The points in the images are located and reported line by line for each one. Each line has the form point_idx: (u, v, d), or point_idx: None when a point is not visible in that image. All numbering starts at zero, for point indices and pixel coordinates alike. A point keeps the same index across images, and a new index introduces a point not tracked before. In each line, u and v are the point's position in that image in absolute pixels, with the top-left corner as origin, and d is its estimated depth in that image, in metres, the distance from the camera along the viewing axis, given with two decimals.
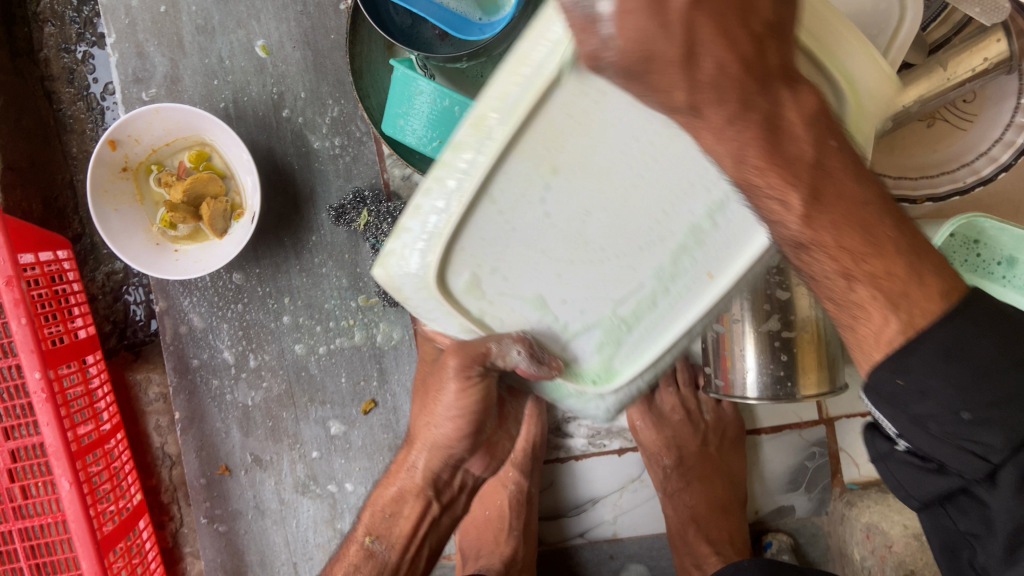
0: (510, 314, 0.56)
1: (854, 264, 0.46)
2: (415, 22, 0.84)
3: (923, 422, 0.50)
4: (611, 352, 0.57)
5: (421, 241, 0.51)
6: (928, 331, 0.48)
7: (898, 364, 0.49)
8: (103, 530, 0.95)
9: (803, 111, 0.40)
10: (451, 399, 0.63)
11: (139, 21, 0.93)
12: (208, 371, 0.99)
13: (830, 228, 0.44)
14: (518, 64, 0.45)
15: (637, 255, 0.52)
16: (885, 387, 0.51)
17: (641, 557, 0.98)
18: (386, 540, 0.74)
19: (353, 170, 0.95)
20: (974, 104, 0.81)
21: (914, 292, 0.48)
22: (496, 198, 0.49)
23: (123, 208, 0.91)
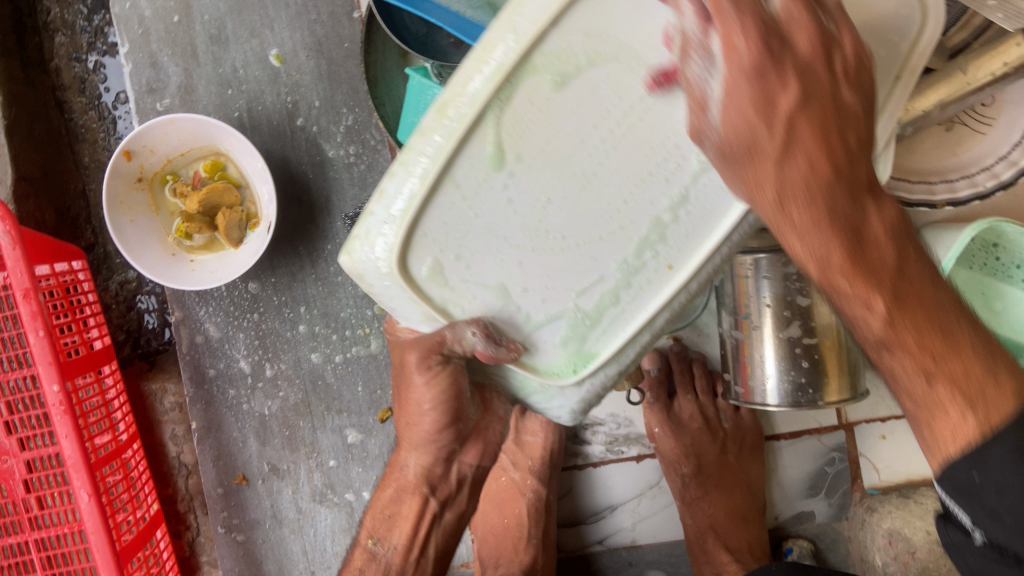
0: (472, 301, 0.56)
1: (934, 365, 0.50)
2: (430, 30, 0.83)
3: (998, 515, 0.48)
4: (581, 336, 0.58)
5: (382, 224, 0.53)
6: (1002, 432, 0.48)
7: (974, 456, 0.49)
8: (122, 541, 0.95)
9: (885, 223, 0.49)
10: (423, 393, 0.64)
11: (153, 31, 0.93)
12: (224, 380, 0.99)
13: (908, 332, 0.50)
14: (483, 53, 0.48)
15: (597, 245, 0.55)
16: (958, 478, 0.50)
17: (660, 564, 0.98)
18: (386, 542, 0.75)
19: (368, 178, 0.94)
20: (993, 108, 0.80)
21: (992, 392, 0.49)
22: (459, 182, 0.52)
23: (139, 219, 0.91)
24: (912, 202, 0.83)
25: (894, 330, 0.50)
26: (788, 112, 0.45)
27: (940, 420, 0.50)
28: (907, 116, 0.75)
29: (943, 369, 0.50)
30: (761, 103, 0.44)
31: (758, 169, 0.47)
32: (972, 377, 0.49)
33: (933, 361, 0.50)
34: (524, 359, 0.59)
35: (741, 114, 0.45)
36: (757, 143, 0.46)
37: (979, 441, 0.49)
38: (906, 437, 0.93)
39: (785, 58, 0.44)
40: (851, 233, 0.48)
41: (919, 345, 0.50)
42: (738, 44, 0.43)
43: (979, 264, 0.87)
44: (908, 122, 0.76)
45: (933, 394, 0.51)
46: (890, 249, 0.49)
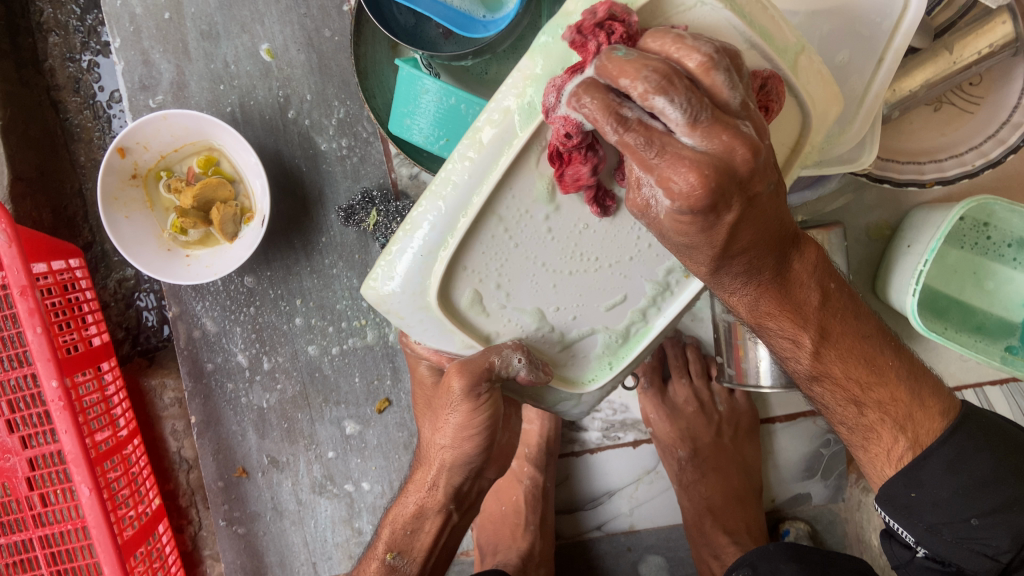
0: (507, 325, 0.61)
1: (861, 394, 0.62)
2: (419, 21, 0.84)
3: (937, 529, 0.61)
4: (618, 351, 0.65)
5: (416, 254, 0.55)
6: (933, 447, 0.61)
7: (910, 479, 0.62)
8: (124, 535, 0.96)
9: (808, 266, 0.57)
10: (460, 419, 0.65)
11: (144, 28, 0.94)
12: (222, 374, 0.99)
13: (836, 364, 0.62)
14: (521, 84, 0.50)
15: (626, 265, 0.60)
16: (899, 499, 0.62)
17: (658, 549, 0.98)
18: (408, 555, 0.74)
19: (361, 170, 0.95)
20: (981, 87, 0.81)
21: (918, 414, 0.62)
22: (501, 215, 0.55)
23: (134, 215, 0.92)
24: (902, 182, 0.81)
25: (822, 364, 0.62)
26: (731, 224, 0.46)
27: (874, 444, 0.64)
28: (895, 96, 0.75)
29: (871, 396, 0.62)
30: (703, 228, 0.46)
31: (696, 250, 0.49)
32: (899, 402, 0.62)
33: (861, 390, 0.62)
34: (560, 372, 0.65)
35: (687, 225, 0.45)
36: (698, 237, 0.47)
37: (912, 457, 0.62)
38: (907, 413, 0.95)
39: (731, 182, 0.42)
40: (776, 281, 0.56)
41: (846, 375, 0.62)
42: (681, 197, 0.42)
43: (970, 244, 0.87)
44: (897, 104, 0.76)
45: (863, 418, 0.63)
46: (813, 288, 0.58)
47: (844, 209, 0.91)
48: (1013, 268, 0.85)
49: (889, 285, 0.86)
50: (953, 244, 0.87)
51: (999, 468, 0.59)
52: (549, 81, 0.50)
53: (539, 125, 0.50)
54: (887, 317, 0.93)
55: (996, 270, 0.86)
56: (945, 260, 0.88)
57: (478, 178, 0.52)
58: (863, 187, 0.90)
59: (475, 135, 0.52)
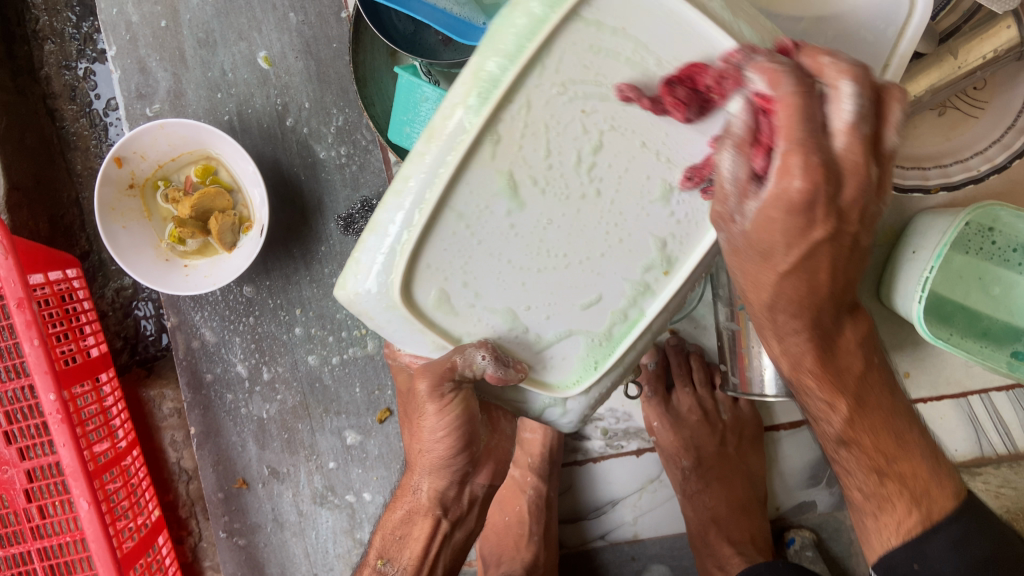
0: (477, 324, 0.57)
1: (887, 464, 0.62)
2: (418, 28, 0.83)
3: None
4: (599, 352, 0.61)
5: (382, 254, 0.53)
6: (942, 523, 0.62)
7: (915, 551, 0.62)
8: (123, 548, 0.95)
9: (857, 335, 0.58)
10: (434, 420, 0.64)
11: (140, 37, 0.93)
12: (221, 385, 0.98)
13: (867, 435, 0.62)
14: (470, 79, 0.49)
15: (596, 261, 0.56)
16: (901, 568, 0.63)
17: (663, 558, 0.97)
18: (397, 563, 0.73)
19: (360, 178, 0.94)
20: (985, 91, 0.81)
21: (934, 491, 0.63)
22: (461, 211, 0.52)
23: (131, 225, 0.91)
24: (906, 187, 0.81)
25: (853, 430, 0.62)
26: (815, 241, 0.47)
27: (887, 514, 0.63)
28: None
29: (894, 468, 0.63)
30: (795, 232, 0.46)
31: (759, 272, 0.51)
32: (918, 477, 0.63)
33: (886, 461, 0.62)
34: (535, 375, 0.61)
35: (770, 233, 0.47)
36: (772, 251, 0.48)
37: (920, 531, 0.62)
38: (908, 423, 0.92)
39: (834, 196, 0.45)
40: (823, 345, 0.56)
41: (874, 446, 0.62)
42: (793, 192, 0.43)
43: (975, 249, 0.86)
44: None
45: (883, 488, 0.63)
46: (856, 357, 0.59)
47: None
48: (1018, 273, 0.85)
49: (894, 292, 0.86)
50: (958, 249, 0.87)
51: (995, 554, 0.61)
52: (500, 71, 0.48)
53: (491, 115, 0.48)
54: (889, 326, 0.92)
55: (1001, 275, 0.86)
56: (950, 266, 0.87)
57: (433, 174, 0.50)
58: None
59: (431, 131, 0.50)
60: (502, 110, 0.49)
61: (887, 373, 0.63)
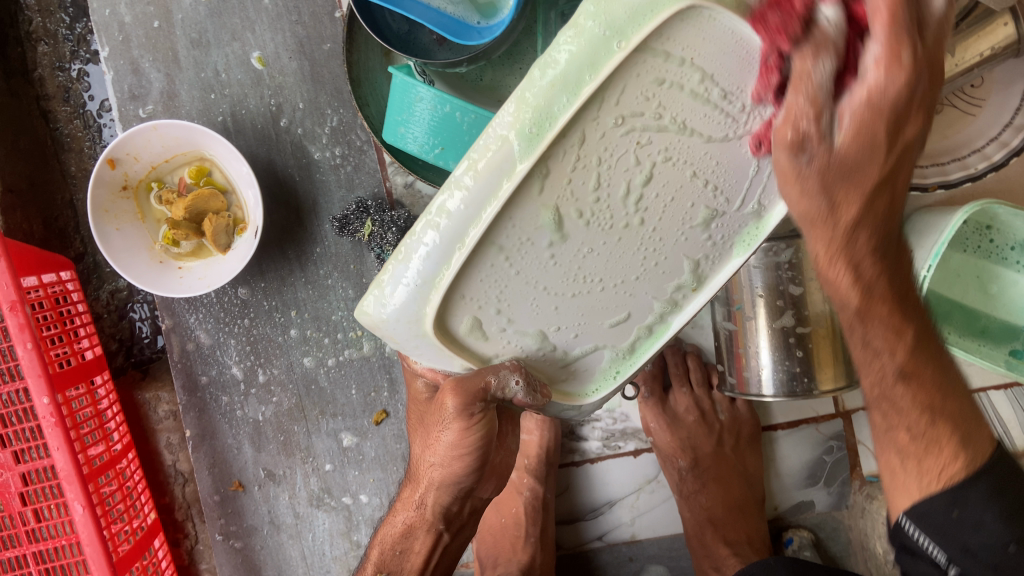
0: (506, 346, 0.59)
1: (939, 401, 0.52)
2: (412, 28, 0.83)
3: (972, 551, 0.50)
4: (621, 362, 0.65)
5: (408, 283, 0.51)
6: (985, 468, 0.50)
7: (954, 498, 0.50)
8: (119, 551, 0.95)
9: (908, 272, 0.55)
10: (452, 437, 0.64)
11: (133, 37, 0.93)
12: (216, 388, 0.98)
13: (922, 367, 0.53)
14: (517, 113, 0.46)
15: (630, 284, 0.57)
16: (935, 518, 0.51)
17: (661, 559, 0.97)
18: None
19: (355, 179, 0.94)
20: (982, 88, 0.80)
21: (977, 435, 0.52)
22: (502, 245, 0.51)
23: (124, 227, 0.90)
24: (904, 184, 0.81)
25: (913, 364, 0.53)
26: (903, 145, 0.44)
27: (932, 457, 0.52)
28: None
29: (946, 406, 0.53)
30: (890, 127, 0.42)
31: (845, 191, 0.45)
32: (968, 416, 0.53)
33: (939, 400, 0.53)
34: (558, 386, 0.64)
35: (860, 132, 0.42)
36: (860, 164, 0.43)
37: (964, 477, 0.50)
38: None
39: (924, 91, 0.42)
40: (895, 282, 0.52)
41: (931, 379, 0.53)
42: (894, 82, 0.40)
43: (974, 247, 0.87)
44: None
45: (930, 428, 0.52)
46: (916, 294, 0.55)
47: None
48: (1016, 271, 0.84)
49: None
50: (957, 247, 0.87)
51: None
52: (553, 107, 0.45)
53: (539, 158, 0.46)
54: None
55: (1000, 273, 0.85)
56: (948, 264, 0.88)
57: (474, 214, 0.48)
58: None
59: (472, 163, 0.47)
60: (555, 147, 0.47)
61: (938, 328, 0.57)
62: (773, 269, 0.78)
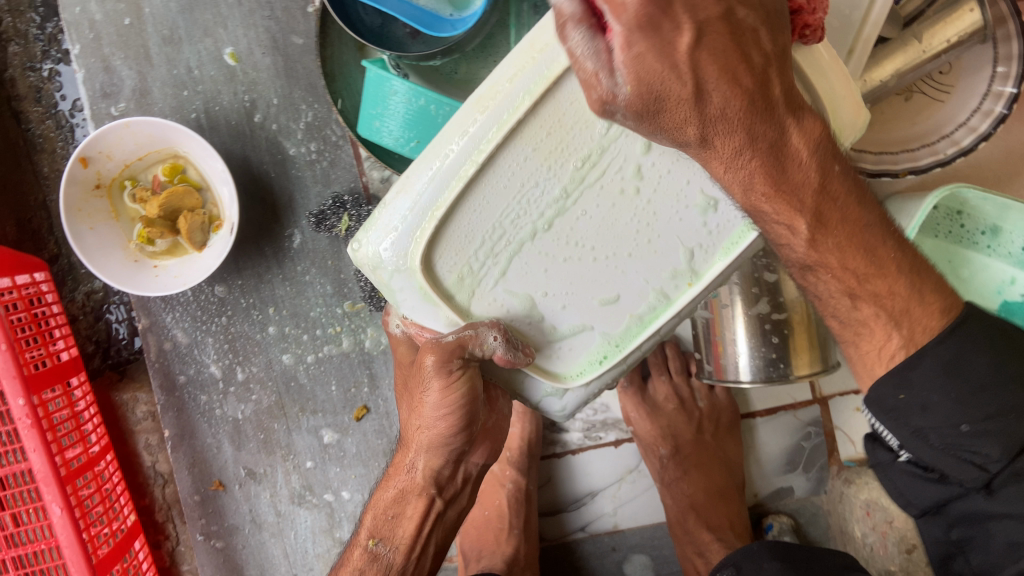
0: (493, 303, 0.60)
1: (857, 286, 0.58)
2: (386, 21, 0.82)
3: (924, 434, 0.57)
4: (609, 348, 0.63)
5: (404, 214, 0.55)
6: (928, 346, 0.56)
7: (900, 380, 0.57)
8: (98, 554, 0.94)
9: (807, 139, 0.52)
10: (436, 398, 0.63)
11: (104, 35, 0.92)
12: (195, 387, 0.97)
13: (833, 254, 0.57)
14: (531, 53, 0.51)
15: (620, 259, 0.60)
16: (887, 401, 0.58)
17: (644, 548, 0.97)
18: (389, 542, 0.72)
19: (331, 175, 0.93)
20: (950, 75, 0.82)
21: (916, 310, 0.58)
22: (504, 185, 0.55)
23: (98, 226, 0.90)
24: (875, 170, 0.81)
25: (817, 253, 0.57)
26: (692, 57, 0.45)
27: (866, 339, 0.61)
28: (867, 86, 0.74)
29: (867, 289, 0.58)
30: None
31: (672, 116, 0.48)
32: (897, 296, 0.58)
33: (857, 282, 0.58)
34: (541, 363, 0.63)
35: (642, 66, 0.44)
36: (666, 93, 0.46)
37: (905, 357, 0.58)
38: None
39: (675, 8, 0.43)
40: (771, 154, 0.52)
41: (841, 265, 0.57)
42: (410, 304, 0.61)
43: (944, 233, 0.88)
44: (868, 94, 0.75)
45: (857, 312, 0.60)
46: (812, 167, 0.53)
47: None
48: (986, 255, 0.86)
49: None
50: (929, 234, 0.88)
51: (998, 371, 0.54)
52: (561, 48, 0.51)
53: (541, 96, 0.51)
54: None
55: (971, 258, 0.87)
56: (919, 250, 0.89)
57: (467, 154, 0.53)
58: None
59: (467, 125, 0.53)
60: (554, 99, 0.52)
61: (850, 176, 0.56)
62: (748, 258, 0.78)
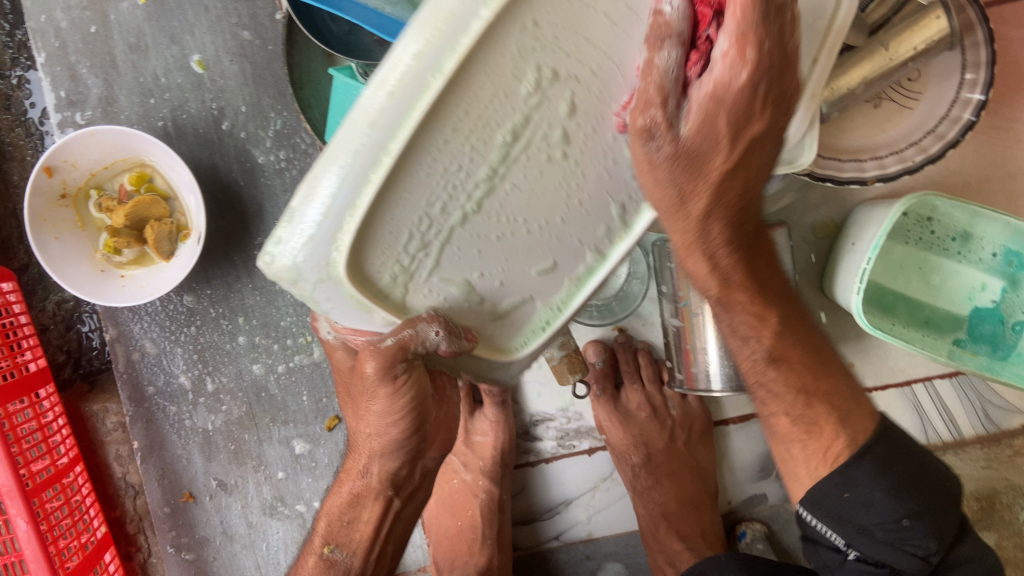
0: (427, 295, 0.51)
1: (811, 383, 0.62)
2: (353, 29, 0.81)
3: (868, 530, 0.60)
4: (551, 312, 0.60)
5: (316, 220, 0.41)
6: (868, 446, 0.59)
7: (844, 479, 0.59)
8: (66, 568, 0.92)
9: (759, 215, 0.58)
10: (382, 406, 0.61)
11: (70, 43, 0.91)
12: (164, 397, 0.96)
13: (784, 354, 0.63)
14: None
15: (560, 227, 0.53)
16: (831, 501, 0.60)
17: (617, 557, 0.96)
18: (346, 548, 0.71)
19: (301, 183, 0.92)
20: (919, 82, 0.82)
21: (856, 411, 0.62)
22: (437, 153, 0.42)
23: (64, 236, 0.88)
24: (843, 179, 0.80)
25: (780, 347, 0.63)
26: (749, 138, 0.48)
27: (815, 439, 0.61)
28: (834, 95, 0.74)
29: (817, 388, 0.62)
30: None
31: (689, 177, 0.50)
32: (840, 395, 0.62)
33: (811, 381, 0.63)
34: (488, 341, 0.58)
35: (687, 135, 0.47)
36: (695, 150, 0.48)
37: (848, 457, 0.59)
38: None
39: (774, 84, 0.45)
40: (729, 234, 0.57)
41: (797, 361, 0.63)
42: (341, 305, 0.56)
43: (915, 239, 0.87)
44: (835, 102, 0.75)
45: (810, 411, 0.62)
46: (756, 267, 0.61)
47: (790, 209, 0.90)
48: (956, 261, 0.86)
49: (835, 284, 0.86)
50: (899, 239, 0.87)
51: (920, 471, 0.59)
52: None
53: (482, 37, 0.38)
54: (834, 320, 0.93)
55: (941, 263, 0.87)
56: (890, 256, 0.88)
57: (389, 128, 0.39)
58: (807, 187, 0.89)
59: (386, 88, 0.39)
60: (498, 43, 0.39)
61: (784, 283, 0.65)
62: None
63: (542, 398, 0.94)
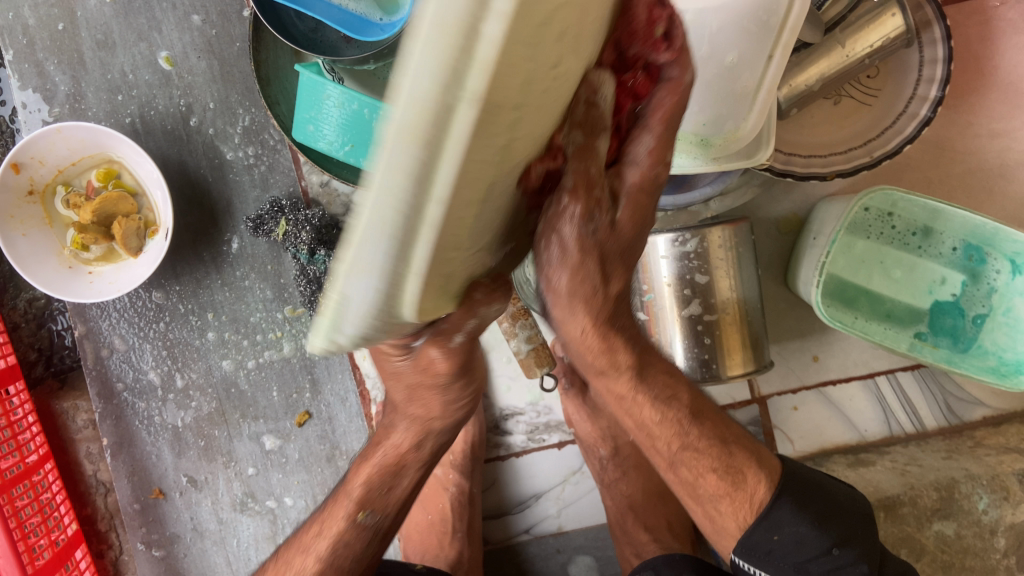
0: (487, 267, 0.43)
1: (727, 436, 0.68)
2: (319, 26, 0.82)
3: (804, 567, 0.66)
4: None
5: (376, 274, 0.30)
6: (783, 488, 0.67)
7: (770, 523, 0.66)
8: (36, 564, 0.92)
9: None
10: (451, 396, 0.55)
11: (38, 40, 0.91)
12: (133, 394, 0.96)
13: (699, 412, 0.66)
14: None
15: None
16: (762, 545, 0.66)
17: (588, 549, 0.97)
18: (380, 511, 0.63)
19: (269, 179, 0.93)
20: (878, 79, 0.84)
21: (762, 453, 0.70)
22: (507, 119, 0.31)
23: (31, 232, 0.88)
24: (804, 173, 0.80)
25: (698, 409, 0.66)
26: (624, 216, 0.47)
27: (743, 489, 0.66)
28: (791, 92, 0.76)
29: (733, 440, 0.68)
30: None
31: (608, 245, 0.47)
32: (746, 444, 0.69)
33: (727, 437, 0.68)
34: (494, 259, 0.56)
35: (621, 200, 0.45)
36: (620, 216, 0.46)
37: (769, 498, 0.67)
38: (816, 406, 0.95)
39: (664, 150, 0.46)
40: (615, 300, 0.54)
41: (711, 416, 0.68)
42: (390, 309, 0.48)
43: (877, 234, 0.89)
44: (793, 99, 0.77)
45: (735, 460, 0.67)
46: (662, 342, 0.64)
47: (754, 205, 0.91)
48: (917, 255, 0.88)
49: (797, 277, 0.88)
50: (860, 234, 0.89)
51: (829, 504, 0.68)
52: None
53: None
54: (794, 317, 0.95)
55: (903, 258, 0.88)
56: (853, 250, 0.89)
57: (445, 128, 0.27)
58: (771, 183, 0.90)
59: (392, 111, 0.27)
60: None
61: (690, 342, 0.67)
62: (680, 259, 0.80)
63: (511, 392, 0.95)
